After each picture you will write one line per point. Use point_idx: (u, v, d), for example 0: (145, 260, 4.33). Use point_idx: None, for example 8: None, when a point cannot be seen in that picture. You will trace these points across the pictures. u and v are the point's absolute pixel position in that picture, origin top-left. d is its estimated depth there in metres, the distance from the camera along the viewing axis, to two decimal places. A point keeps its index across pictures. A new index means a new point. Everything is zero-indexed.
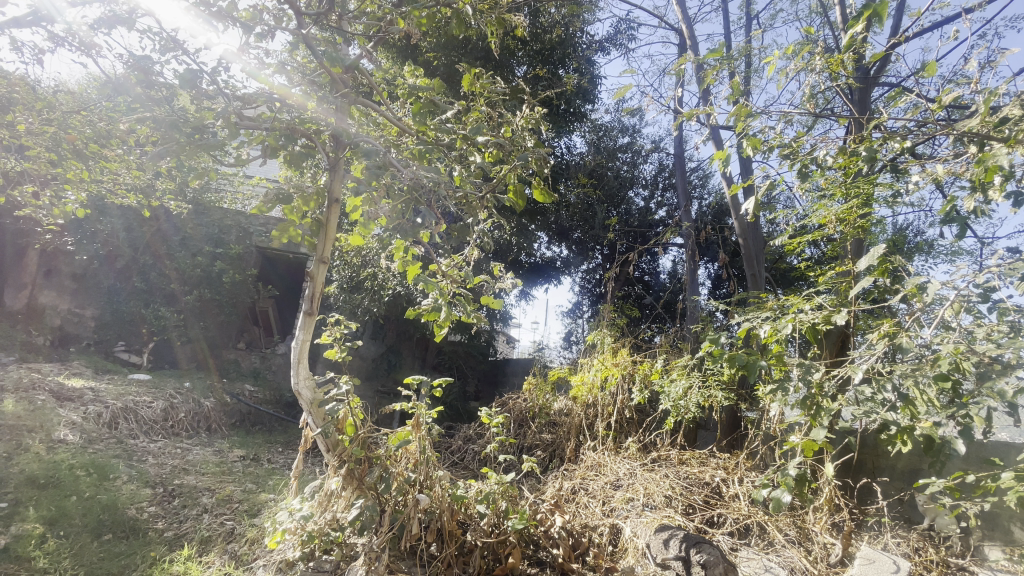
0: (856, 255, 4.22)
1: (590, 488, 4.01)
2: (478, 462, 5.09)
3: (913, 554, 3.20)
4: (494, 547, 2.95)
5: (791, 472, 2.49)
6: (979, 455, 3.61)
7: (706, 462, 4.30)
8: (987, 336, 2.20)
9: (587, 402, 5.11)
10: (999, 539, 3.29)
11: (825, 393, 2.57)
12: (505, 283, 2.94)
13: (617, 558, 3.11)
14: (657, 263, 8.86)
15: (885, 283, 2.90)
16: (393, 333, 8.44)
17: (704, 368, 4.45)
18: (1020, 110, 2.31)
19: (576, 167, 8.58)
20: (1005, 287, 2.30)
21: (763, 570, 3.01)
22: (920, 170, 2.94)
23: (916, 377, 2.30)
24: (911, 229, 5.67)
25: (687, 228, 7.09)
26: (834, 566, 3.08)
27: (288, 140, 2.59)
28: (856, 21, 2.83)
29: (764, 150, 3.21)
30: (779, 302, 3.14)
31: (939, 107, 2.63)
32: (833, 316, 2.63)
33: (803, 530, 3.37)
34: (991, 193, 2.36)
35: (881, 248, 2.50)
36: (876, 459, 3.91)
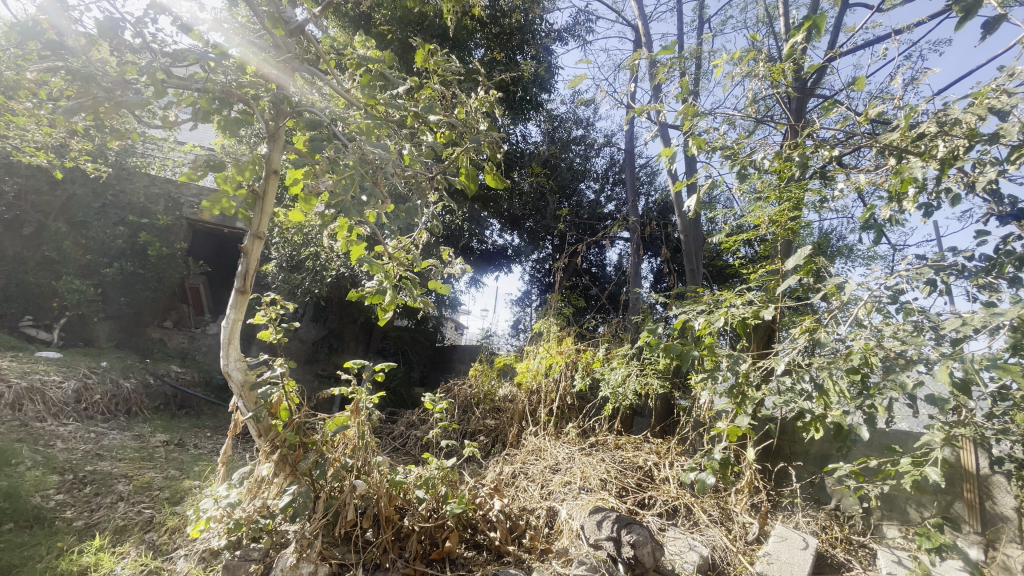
0: (785, 255, 4.50)
1: (530, 472, 4.10)
2: (419, 449, 5.05)
3: (820, 532, 3.48)
4: (431, 532, 2.94)
5: (716, 456, 2.73)
6: (882, 442, 3.88)
7: (641, 446, 4.48)
8: (894, 334, 2.39)
9: (531, 388, 5.21)
10: (896, 519, 3.62)
11: (750, 382, 2.77)
12: (453, 269, 2.89)
13: (552, 539, 3.21)
14: (604, 256, 9.06)
15: (809, 282, 3.10)
16: (336, 316, 8.28)
17: (643, 357, 4.63)
18: (935, 127, 2.50)
19: (530, 156, 8.66)
20: (910, 290, 2.54)
21: (687, 548, 3.17)
22: (845, 178, 3.14)
23: (831, 369, 2.51)
24: (834, 234, 6.09)
25: (634, 222, 7.33)
26: (751, 543, 3.33)
27: (224, 104, 2.38)
28: (798, 31, 2.99)
29: (707, 150, 3.37)
30: (714, 296, 3.31)
31: (864, 120, 2.86)
32: (761, 312, 2.83)
33: (725, 510, 3.58)
34: (905, 204, 2.61)
35: (807, 249, 2.67)
36: (792, 445, 4.22)
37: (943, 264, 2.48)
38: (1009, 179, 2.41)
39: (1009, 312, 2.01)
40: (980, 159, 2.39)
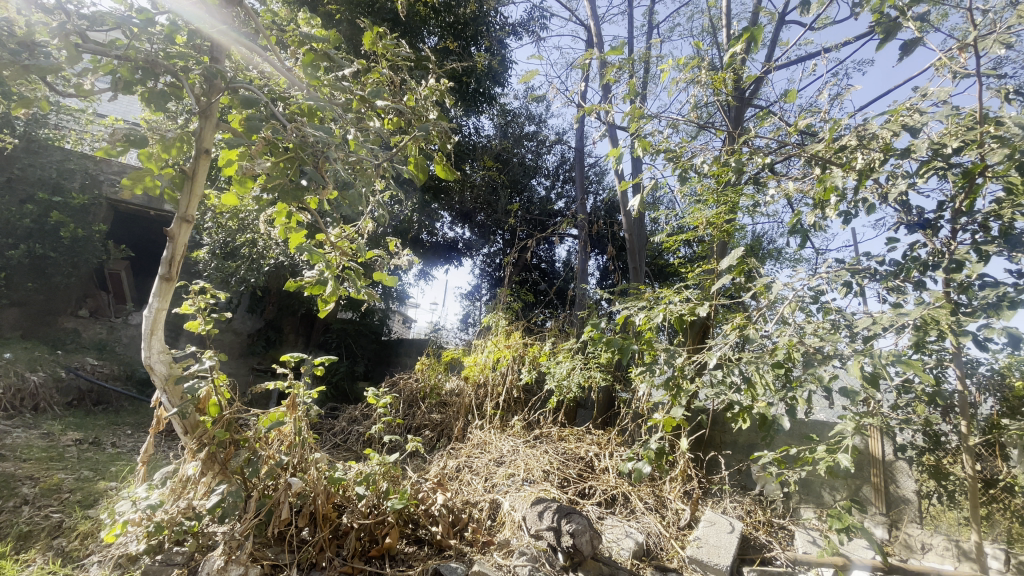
0: (720, 256, 4.74)
1: (474, 465, 4.11)
2: (361, 445, 4.94)
3: (745, 516, 3.71)
4: (370, 528, 2.88)
5: (652, 446, 2.85)
6: (801, 431, 4.20)
7: (583, 438, 4.59)
8: (814, 331, 2.57)
9: (477, 382, 5.21)
10: (812, 502, 3.90)
11: (685, 375, 2.92)
12: (399, 260, 2.81)
13: (494, 531, 3.24)
14: (553, 252, 9.17)
15: (740, 280, 3.28)
16: (274, 308, 7.95)
17: (587, 352, 4.74)
18: (854, 140, 2.70)
19: (482, 149, 8.68)
20: (830, 291, 2.75)
21: (623, 535, 3.29)
22: (776, 184, 3.35)
23: (757, 363, 2.69)
24: (765, 238, 6.47)
25: (583, 220, 7.47)
26: (682, 529, 3.51)
27: (148, 75, 2.22)
28: (737, 42, 3.14)
29: (652, 152, 3.49)
30: (654, 293, 3.45)
31: (794, 130, 3.05)
32: (696, 309, 2.98)
33: (660, 498, 3.75)
34: (828, 211, 2.81)
35: (740, 251, 2.82)
36: (722, 435, 4.47)
37: (859, 267, 2.69)
38: (916, 192, 2.64)
39: (911, 312, 2.22)
40: (892, 171, 2.62)
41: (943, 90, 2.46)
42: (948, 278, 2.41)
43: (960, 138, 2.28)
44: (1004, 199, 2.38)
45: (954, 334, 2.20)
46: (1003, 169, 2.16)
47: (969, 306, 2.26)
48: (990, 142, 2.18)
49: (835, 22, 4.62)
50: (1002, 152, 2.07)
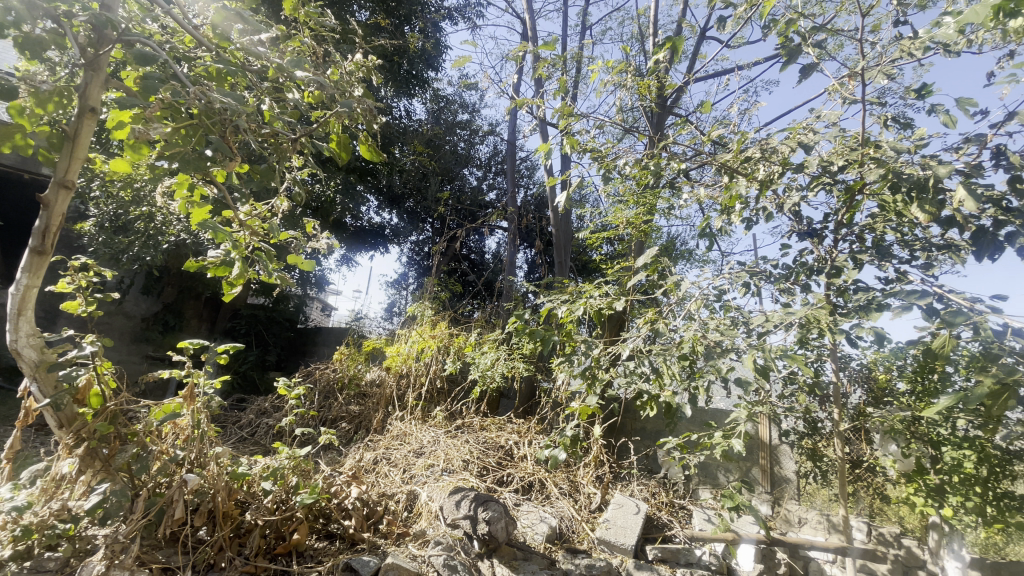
0: (638, 254, 5.00)
1: (392, 457, 4.04)
2: (271, 437, 4.66)
3: (650, 498, 3.96)
4: (277, 525, 2.74)
5: (568, 433, 2.96)
6: (701, 419, 4.56)
7: (504, 427, 4.66)
8: (716, 326, 2.79)
9: (399, 372, 5.10)
10: (709, 483, 4.25)
11: (600, 365, 3.06)
12: (318, 243, 2.66)
13: (410, 522, 3.21)
14: (483, 243, 9.17)
15: (655, 278, 3.47)
16: (174, 291, 7.27)
17: (511, 342, 4.81)
18: (757, 153, 2.95)
19: (413, 133, 8.55)
20: (732, 291, 2.99)
21: (538, 520, 3.39)
22: (690, 190, 3.57)
23: (665, 356, 2.88)
24: (679, 239, 6.92)
25: (512, 212, 7.54)
26: (593, 512, 3.68)
27: (19, 15, 1.90)
28: (661, 50, 3.30)
29: (579, 150, 3.60)
30: (576, 287, 3.57)
31: (707, 140, 3.27)
32: (614, 303, 3.13)
33: (574, 483, 3.91)
34: (733, 217, 3.05)
35: (655, 249, 3.00)
36: (633, 423, 4.74)
37: (757, 270, 2.95)
38: (807, 203, 2.94)
39: (798, 311, 2.47)
40: (789, 183, 2.89)
41: (834, 113, 2.75)
42: (829, 282, 2.71)
43: (845, 158, 2.56)
44: (877, 215, 2.71)
45: (832, 331, 2.47)
46: (877, 187, 2.45)
47: (844, 307, 2.55)
48: (869, 163, 2.47)
49: (748, 42, 5.01)
50: (878, 171, 2.34)
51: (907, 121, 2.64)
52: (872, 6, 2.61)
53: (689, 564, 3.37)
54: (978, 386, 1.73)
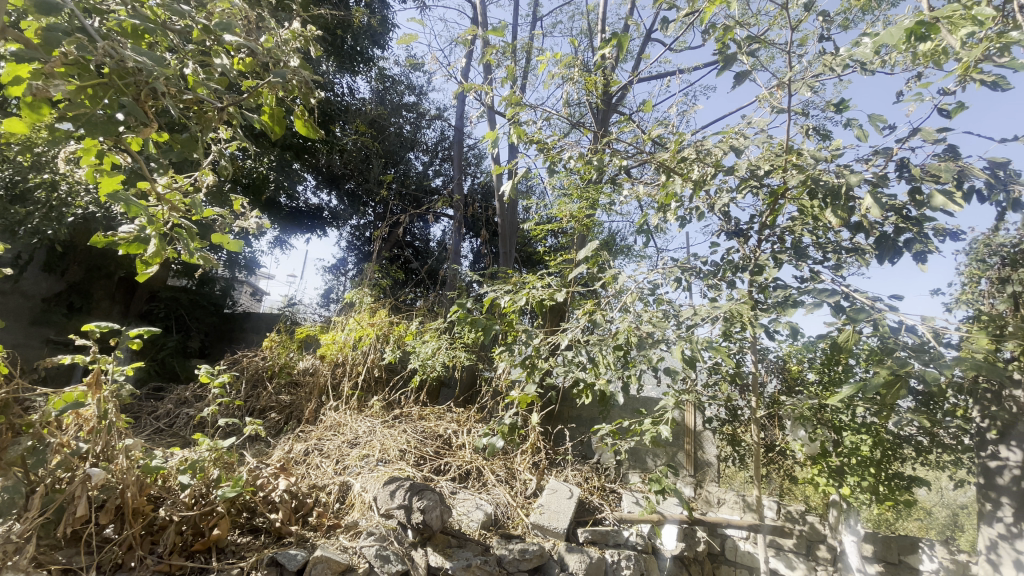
0: (580, 247, 5.11)
1: (325, 448, 3.92)
2: (192, 429, 4.37)
3: (584, 483, 4.09)
4: (195, 521, 2.57)
5: (506, 421, 2.99)
6: (633, 406, 4.78)
7: (443, 416, 4.64)
8: (649, 318, 2.91)
9: (335, 361, 4.93)
10: (638, 466, 4.51)
11: (540, 355, 3.12)
12: (247, 222, 2.50)
13: (342, 514, 3.13)
14: (428, 231, 9.00)
15: (595, 272, 3.56)
16: (81, 270, 6.62)
17: (453, 332, 4.78)
18: (693, 154, 3.08)
19: (355, 112, 8.26)
20: (665, 285, 3.13)
21: (473, 508, 3.41)
22: (630, 186, 3.69)
23: (601, 346, 2.98)
24: (619, 234, 7.13)
25: (457, 200, 7.46)
26: (529, 497, 3.76)
27: None
28: (607, 46, 3.35)
29: (526, 141, 3.60)
30: (519, 278, 3.61)
31: (647, 138, 3.38)
32: (555, 294, 3.19)
33: (510, 470, 3.97)
34: (669, 215, 3.19)
35: (596, 243, 3.10)
36: (570, 410, 4.92)
37: (688, 266, 3.10)
38: (735, 205, 3.12)
39: (723, 306, 2.62)
40: (720, 185, 3.05)
41: (763, 120, 2.92)
42: (752, 279, 2.90)
43: (771, 163, 2.73)
44: (796, 218, 2.92)
45: (752, 325, 2.65)
46: (797, 193, 2.64)
47: (765, 302, 2.74)
48: (791, 169, 2.65)
49: (689, 47, 5.21)
50: (799, 177, 2.52)
51: (825, 133, 2.85)
52: (799, 22, 2.79)
53: (617, 545, 3.50)
54: (876, 376, 1.91)
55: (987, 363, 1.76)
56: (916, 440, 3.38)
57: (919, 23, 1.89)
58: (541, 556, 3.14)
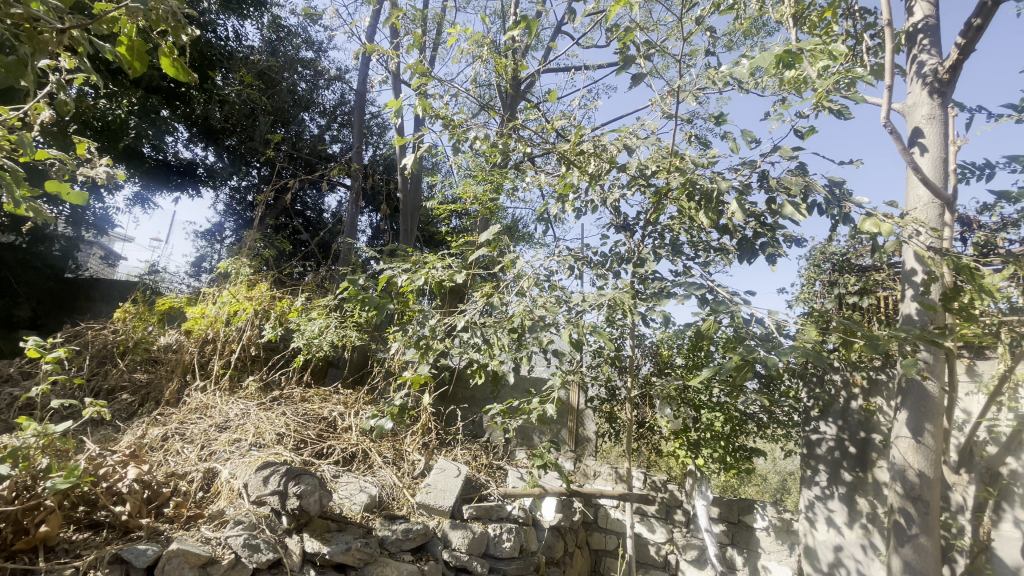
0: (481, 229, 5.13)
1: (188, 432, 3.54)
2: (14, 412, 3.68)
3: (472, 461, 4.17)
4: (17, 517, 2.19)
5: (396, 403, 2.92)
6: (523, 387, 4.99)
7: (328, 397, 4.41)
8: (543, 303, 3.01)
9: (203, 337, 4.45)
10: (524, 444, 4.75)
11: (435, 336, 3.09)
12: (94, 171, 2.12)
13: (205, 503, 2.87)
14: (321, 200, 8.41)
15: (494, 255, 3.58)
16: None
17: (344, 309, 4.57)
18: (591, 147, 3.22)
19: (241, 61, 7.45)
20: (560, 272, 3.26)
21: (356, 491, 3.31)
22: (532, 173, 3.77)
23: (496, 329, 3.02)
24: (520, 221, 7.28)
25: (356, 170, 7.05)
26: (415, 478, 3.73)
27: None
28: (516, 29, 3.35)
29: (431, 115, 3.50)
30: (417, 257, 3.53)
31: (552, 127, 3.45)
32: (455, 275, 3.17)
33: (398, 452, 3.91)
34: (567, 204, 3.31)
35: (497, 226, 3.11)
36: (463, 391, 5.02)
37: (581, 255, 3.26)
38: (625, 201, 3.32)
39: (609, 294, 2.79)
40: (613, 180, 3.24)
41: (654, 123, 3.13)
42: (635, 271, 3.12)
43: (657, 164, 2.94)
44: (676, 217, 3.19)
45: (632, 313, 2.87)
46: (677, 194, 2.88)
47: (645, 293, 2.96)
48: (674, 172, 2.87)
49: (596, 45, 5.41)
50: (680, 180, 2.75)
51: (705, 141, 3.13)
52: (689, 36, 3.02)
53: (500, 519, 3.59)
54: (730, 361, 2.18)
55: (812, 352, 2.09)
56: (758, 417, 3.93)
57: (788, 51, 2.14)
58: (424, 534, 3.17)
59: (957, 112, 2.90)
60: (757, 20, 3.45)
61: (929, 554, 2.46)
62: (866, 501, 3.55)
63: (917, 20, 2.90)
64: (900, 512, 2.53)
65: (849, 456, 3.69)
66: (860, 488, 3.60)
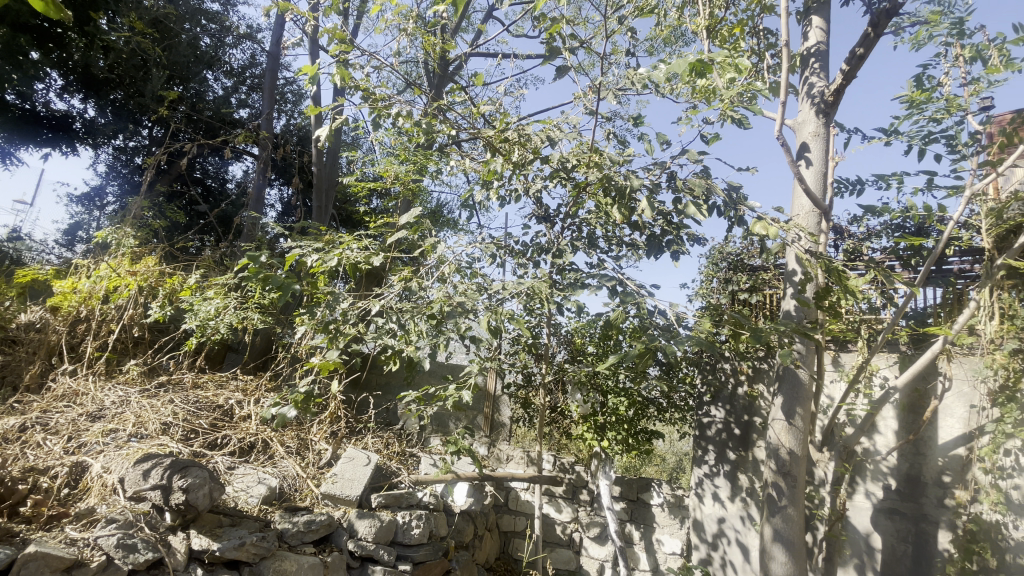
0: (402, 211, 4.98)
1: (52, 423, 3.12)
2: None
3: (384, 448, 4.08)
4: None
5: (301, 389, 2.76)
6: (438, 374, 4.96)
7: (225, 383, 4.09)
8: (463, 290, 2.99)
9: (73, 315, 3.93)
10: (439, 430, 4.75)
11: (346, 320, 2.96)
12: None
13: (71, 502, 2.56)
14: (225, 169, 7.72)
15: (414, 239, 3.49)
16: None
17: (245, 289, 4.27)
18: (515, 135, 3.22)
19: (132, 3, 6.54)
20: (480, 260, 3.25)
21: (254, 483, 3.11)
22: (456, 157, 3.71)
23: (412, 315, 2.98)
24: (444, 206, 7.16)
25: (266, 139, 6.53)
26: (321, 468, 3.58)
27: None
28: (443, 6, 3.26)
29: (350, 86, 3.31)
30: (330, 236, 3.36)
31: (477, 112, 3.39)
32: (371, 257, 3.04)
33: (304, 441, 3.72)
34: (491, 191, 3.31)
35: (418, 209, 3.03)
36: (377, 378, 4.90)
37: (502, 244, 3.28)
38: (547, 192, 3.37)
39: (528, 283, 2.84)
40: (536, 171, 3.28)
41: (577, 118, 3.20)
42: (553, 262, 3.20)
43: (578, 158, 3.01)
44: (593, 212, 3.30)
45: (547, 302, 2.94)
46: (595, 188, 2.97)
47: (561, 283, 3.04)
48: (593, 166, 2.96)
49: (525, 34, 5.42)
50: (597, 175, 2.85)
51: (623, 139, 3.25)
52: (612, 35, 3.11)
53: (410, 506, 3.53)
54: (634, 349, 2.31)
55: (705, 342, 2.27)
56: (659, 402, 4.22)
57: (700, 60, 2.27)
58: (328, 525, 3.06)
59: (838, 132, 3.24)
60: (676, 28, 3.64)
61: (794, 522, 2.79)
62: (746, 477, 3.95)
63: (811, 44, 3.20)
64: (773, 486, 2.85)
65: (734, 437, 4.07)
66: (742, 466, 3.98)
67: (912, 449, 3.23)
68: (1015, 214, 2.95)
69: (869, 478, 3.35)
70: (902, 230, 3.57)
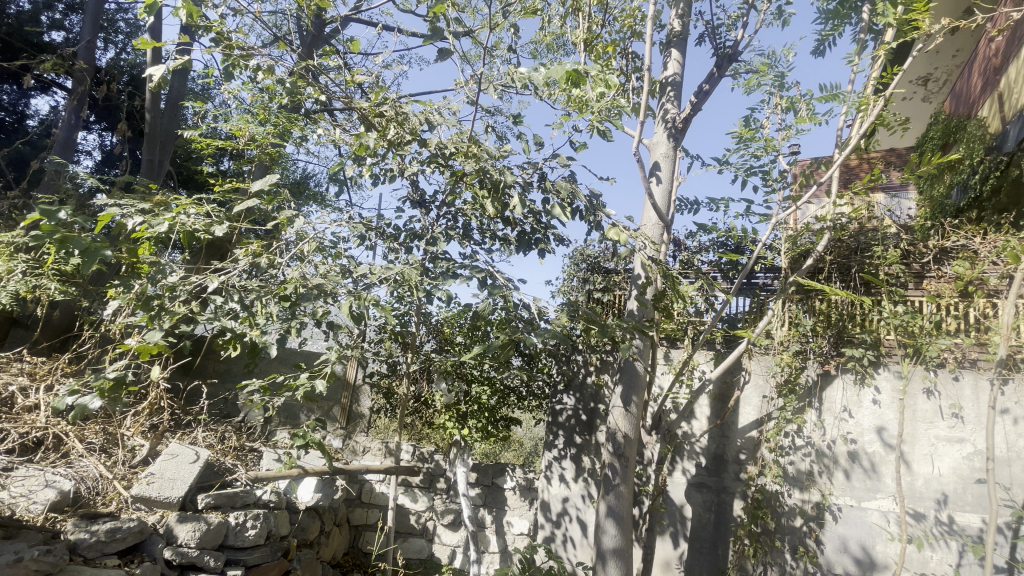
0: (259, 179, 4.47)
1: None
2: None
3: (219, 442, 3.65)
4: None
5: (110, 374, 2.33)
6: (289, 360, 4.58)
7: (4, 366, 3.31)
8: (324, 270, 2.79)
9: None
10: (287, 421, 4.39)
11: (175, 295, 2.57)
12: None
13: None
14: (21, 101, 6.21)
15: (269, 210, 3.15)
16: None
17: (38, 251, 3.50)
18: (392, 112, 3.07)
19: None
20: (343, 241, 3.05)
21: (39, 487, 2.56)
22: (324, 127, 3.43)
23: (261, 294, 2.71)
24: (311, 179, 6.61)
25: (82, 71, 5.37)
26: (134, 467, 3.07)
27: None
28: None
29: (200, 26, 2.86)
30: (162, 198, 2.88)
31: (352, 81, 3.18)
32: (213, 227, 2.68)
33: (113, 435, 3.15)
34: (361, 167, 3.11)
35: (274, 177, 2.73)
36: (215, 364, 4.36)
37: (371, 226, 3.13)
38: (422, 177, 3.28)
39: (396, 268, 2.74)
40: (413, 154, 3.17)
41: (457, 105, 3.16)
42: (425, 249, 3.13)
43: (456, 146, 2.98)
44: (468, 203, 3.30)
45: (415, 290, 2.87)
46: (469, 178, 2.97)
47: (431, 271, 2.99)
48: (470, 156, 2.95)
49: (412, 11, 5.21)
50: (473, 165, 2.85)
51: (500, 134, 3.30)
52: (497, 27, 3.13)
53: (245, 506, 3.21)
54: (497, 339, 2.37)
55: (560, 335, 2.41)
56: (518, 391, 4.41)
57: (575, 70, 2.39)
58: (140, 532, 2.65)
59: (684, 154, 3.66)
60: (557, 35, 3.79)
61: (625, 498, 3.13)
62: (589, 459, 4.31)
63: (669, 73, 3.57)
64: (609, 466, 3.16)
65: (581, 424, 4.41)
66: (586, 449, 4.34)
67: (719, 432, 3.80)
68: (806, 241, 3.63)
69: (686, 457, 3.87)
70: (726, 247, 4.17)
